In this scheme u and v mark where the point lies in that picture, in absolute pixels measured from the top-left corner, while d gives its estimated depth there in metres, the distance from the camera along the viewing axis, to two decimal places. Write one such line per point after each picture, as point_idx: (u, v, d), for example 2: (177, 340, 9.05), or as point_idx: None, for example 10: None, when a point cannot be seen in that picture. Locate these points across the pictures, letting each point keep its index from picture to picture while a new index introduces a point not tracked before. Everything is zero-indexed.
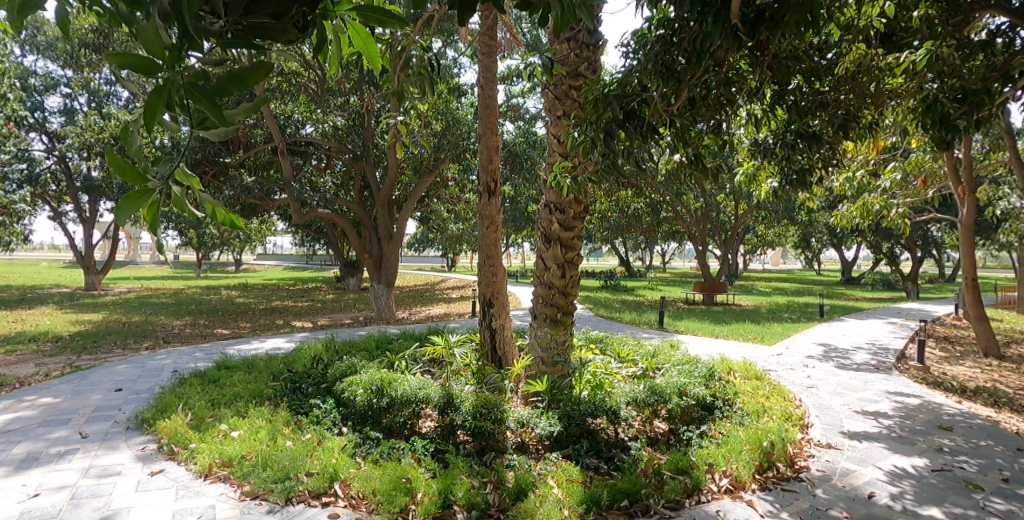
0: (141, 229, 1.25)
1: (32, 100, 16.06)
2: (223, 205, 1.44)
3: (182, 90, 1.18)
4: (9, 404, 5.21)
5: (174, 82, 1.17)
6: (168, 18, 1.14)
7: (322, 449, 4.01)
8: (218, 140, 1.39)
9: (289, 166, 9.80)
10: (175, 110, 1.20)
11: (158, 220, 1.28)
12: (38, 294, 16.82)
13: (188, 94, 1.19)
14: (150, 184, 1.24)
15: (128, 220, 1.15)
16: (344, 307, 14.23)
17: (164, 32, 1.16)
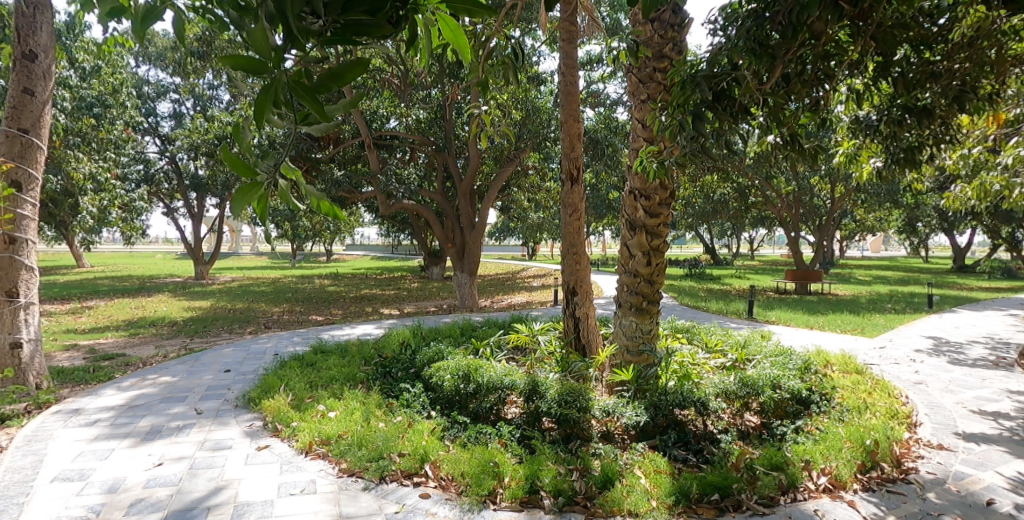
0: (254, 222, 1.34)
1: (146, 107, 17.53)
2: (324, 196, 1.50)
3: (288, 88, 1.24)
4: (135, 382, 5.76)
5: (281, 81, 1.23)
6: (273, 21, 1.19)
7: (413, 430, 4.15)
8: (318, 134, 1.45)
9: (376, 160, 10.16)
10: (281, 107, 1.27)
11: (267, 213, 1.36)
12: (156, 283, 18.50)
13: (293, 92, 1.25)
14: (259, 177, 1.33)
15: (241, 211, 1.24)
16: (429, 295, 14.66)
17: (271, 36, 1.21)
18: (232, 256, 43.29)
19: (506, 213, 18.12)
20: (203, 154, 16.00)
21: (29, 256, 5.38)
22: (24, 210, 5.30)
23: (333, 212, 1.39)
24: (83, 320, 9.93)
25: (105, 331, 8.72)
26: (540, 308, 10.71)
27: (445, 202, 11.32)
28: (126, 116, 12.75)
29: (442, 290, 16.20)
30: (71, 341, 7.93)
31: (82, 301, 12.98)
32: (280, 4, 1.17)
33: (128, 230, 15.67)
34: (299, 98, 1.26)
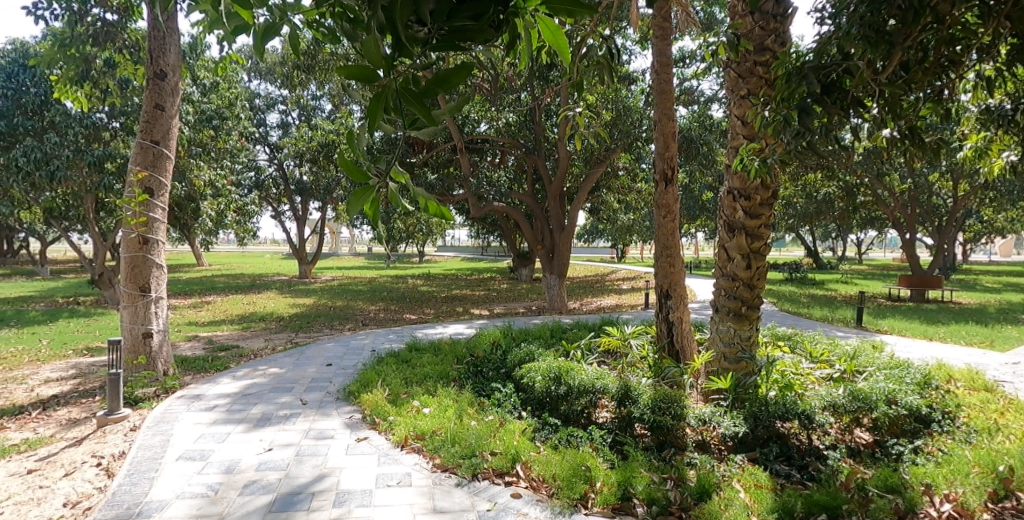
0: (365, 224, 1.39)
1: (257, 118, 18.95)
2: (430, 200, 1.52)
3: (397, 94, 1.27)
4: (248, 372, 6.24)
5: (390, 89, 1.27)
6: (384, 31, 1.24)
7: (505, 430, 4.21)
8: (426, 138, 1.46)
9: (468, 164, 10.42)
10: (390, 114, 1.30)
11: (378, 217, 1.39)
12: (265, 281, 19.94)
13: (401, 98, 1.28)
14: (372, 181, 1.37)
15: (356, 215, 1.28)
16: (517, 296, 14.84)
17: (381, 45, 1.26)
18: (331, 256, 45.93)
19: (594, 214, 17.97)
20: (307, 160, 17.07)
21: (159, 255, 5.95)
22: (155, 213, 5.88)
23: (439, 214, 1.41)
24: (204, 314, 10.87)
25: (222, 324, 9.51)
26: (630, 312, 10.53)
27: (534, 204, 11.40)
28: (241, 127, 13.85)
29: (530, 291, 16.31)
30: (194, 332, 8.72)
31: (202, 297, 14.25)
32: (390, 14, 1.21)
33: (242, 232, 17.02)
34: (407, 105, 1.29)
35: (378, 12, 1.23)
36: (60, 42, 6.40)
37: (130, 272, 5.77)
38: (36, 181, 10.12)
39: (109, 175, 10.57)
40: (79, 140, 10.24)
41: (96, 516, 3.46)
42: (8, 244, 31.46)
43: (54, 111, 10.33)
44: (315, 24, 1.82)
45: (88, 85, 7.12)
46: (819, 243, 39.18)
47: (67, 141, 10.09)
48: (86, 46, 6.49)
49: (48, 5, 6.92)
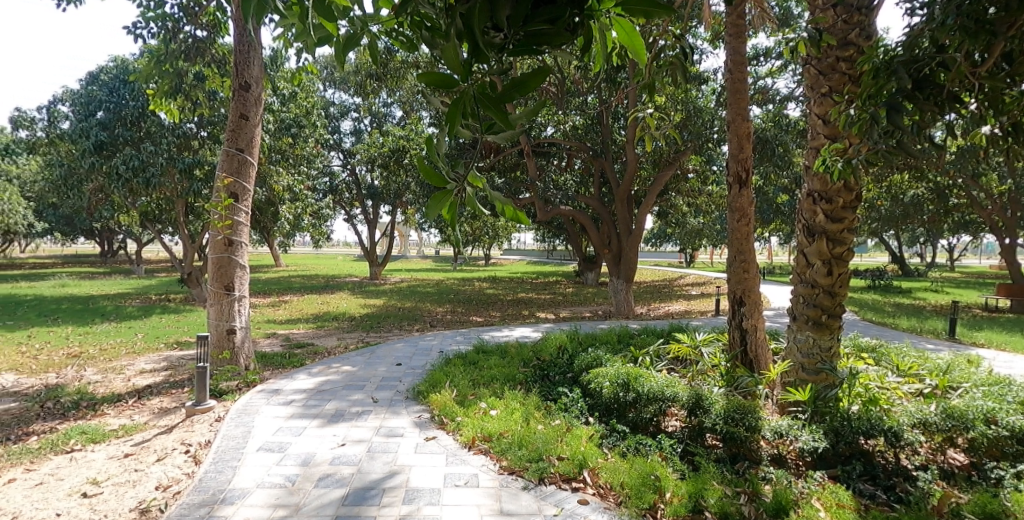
0: (443, 228, 1.39)
1: (331, 126, 19.77)
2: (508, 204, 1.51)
3: (475, 99, 1.26)
4: (323, 369, 6.50)
5: (469, 94, 1.26)
6: (463, 38, 1.24)
7: (572, 435, 4.21)
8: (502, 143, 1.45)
9: (535, 167, 10.57)
10: (468, 119, 1.29)
11: (455, 220, 1.40)
12: (338, 282, 20.73)
13: (479, 103, 1.26)
14: (449, 185, 1.37)
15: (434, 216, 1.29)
16: (583, 300, 14.78)
17: (460, 51, 1.26)
18: (400, 259, 47.23)
19: (662, 217, 17.60)
20: (378, 165, 17.63)
21: (242, 256, 6.30)
22: (239, 216, 6.24)
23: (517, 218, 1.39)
24: (282, 313, 11.42)
25: (299, 323, 9.96)
26: (699, 318, 10.26)
27: (601, 207, 11.32)
28: (317, 134, 14.48)
29: (595, 295, 16.17)
30: (274, 330, 9.19)
31: (281, 296, 14.99)
32: (470, 19, 1.22)
33: (317, 234, 17.79)
34: (485, 110, 1.27)
35: (458, 19, 1.24)
36: (156, 58, 6.93)
37: (217, 271, 6.15)
38: (134, 187, 10.97)
39: (198, 181, 11.31)
40: (171, 149, 11.01)
41: (186, 499, 3.70)
42: (109, 245, 34.22)
43: (150, 122, 11.17)
44: (393, 32, 1.86)
45: (181, 98, 7.66)
46: (906, 249, 36.74)
47: (161, 149, 10.89)
48: (178, 61, 6.97)
49: (146, 24, 7.50)
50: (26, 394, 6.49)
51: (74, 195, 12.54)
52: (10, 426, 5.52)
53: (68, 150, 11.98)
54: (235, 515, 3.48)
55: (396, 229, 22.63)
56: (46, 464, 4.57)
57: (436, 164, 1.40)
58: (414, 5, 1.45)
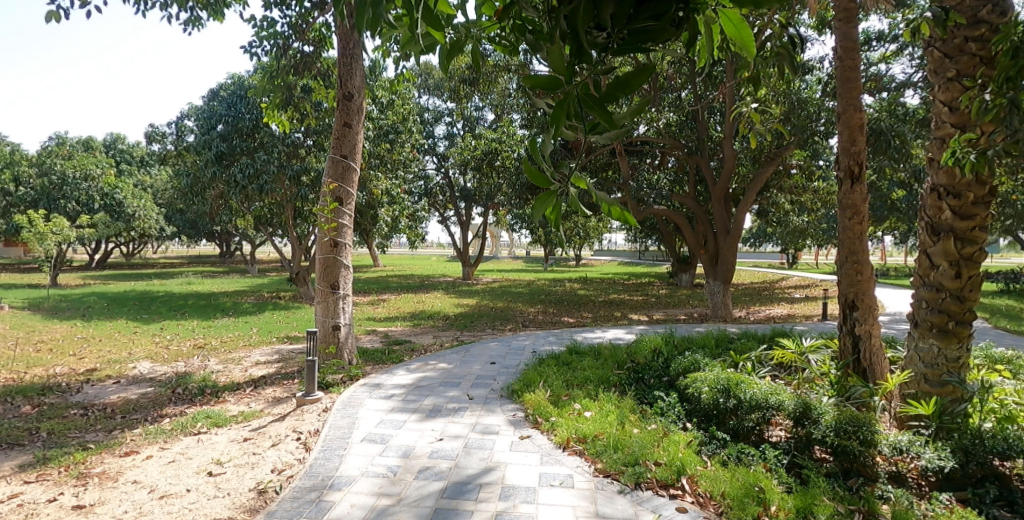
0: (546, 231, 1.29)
1: (426, 131, 20.49)
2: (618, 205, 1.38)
3: (579, 102, 1.14)
4: (421, 365, 6.77)
5: (572, 96, 1.14)
6: (565, 38, 1.13)
7: (669, 441, 4.14)
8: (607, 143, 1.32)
9: (627, 167, 10.54)
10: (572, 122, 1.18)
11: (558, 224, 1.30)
12: (432, 282, 21.46)
13: (583, 106, 1.14)
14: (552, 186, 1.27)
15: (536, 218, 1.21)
16: (677, 302, 14.38)
17: (564, 52, 1.14)
18: (490, 259, 48.18)
19: (761, 216, 16.80)
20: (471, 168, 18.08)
21: (346, 256, 6.66)
22: (343, 219, 6.60)
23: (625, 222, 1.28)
24: (382, 310, 11.99)
25: (398, 320, 10.42)
26: (803, 322, 9.71)
27: (696, 206, 10.98)
28: (414, 139, 15.07)
29: (689, 297, 15.69)
30: (374, 327, 9.67)
31: (379, 295, 15.75)
32: (572, 18, 1.10)
33: (413, 236, 18.52)
34: (590, 112, 1.15)
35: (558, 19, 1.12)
36: (270, 74, 7.51)
37: (324, 271, 6.55)
38: (250, 193, 11.95)
39: (305, 187, 12.11)
40: (282, 157, 11.90)
41: (298, 483, 3.97)
42: (228, 246, 37.45)
43: (263, 133, 12.11)
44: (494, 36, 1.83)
45: (292, 109, 8.25)
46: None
47: (273, 157, 11.80)
48: (289, 76, 7.53)
49: (260, 43, 8.14)
50: (161, 381, 7.23)
51: (199, 201, 13.83)
52: (148, 408, 6.17)
53: (194, 161, 13.24)
54: (343, 500, 3.69)
55: (487, 230, 23.07)
56: (177, 443, 5.06)
57: (540, 166, 1.32)
58: (517, 8, 1.37)
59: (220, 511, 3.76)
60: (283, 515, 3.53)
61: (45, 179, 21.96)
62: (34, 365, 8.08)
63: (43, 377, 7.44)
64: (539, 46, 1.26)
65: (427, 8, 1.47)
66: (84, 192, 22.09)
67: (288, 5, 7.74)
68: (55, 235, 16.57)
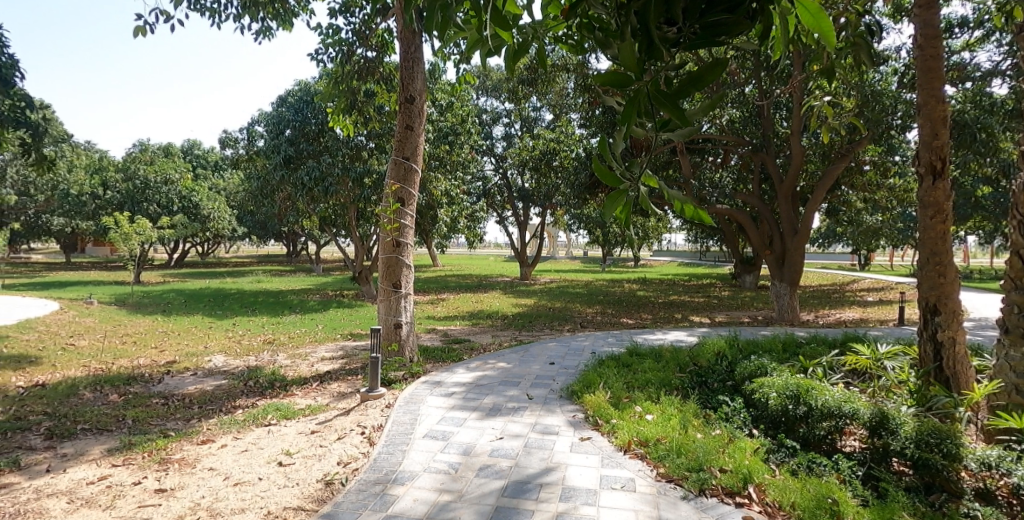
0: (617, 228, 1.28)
1: (484, 132, 20.68)
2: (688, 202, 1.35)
3: (650, 97, 1.13)
4: (481, 364, 6.85)
5: (643, 93, 1.14)
6: (636, 35, 1.13)
7: (735, 447, 4.02)
8: (680, 139, 1.31)
9: (687, 165, 10.30)
10: (643, 119, 1.17)
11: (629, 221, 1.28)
12: (489, 282, 21.62)
13: (655, 101, 1.13)
14: (623, 184, 1.26)
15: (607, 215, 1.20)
16: (741, 305, 13.94)
17: (635, 48, 1.14)
18: (548, 260, 48.07)
19: (832, 215, 16.03)
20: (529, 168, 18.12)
21: (408, 256, 6.81)
22: (405, 219, 6.73)
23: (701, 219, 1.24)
24: (442, 310, 12.18)
25: (458, 320, 10.56)
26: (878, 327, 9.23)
27: (761, 205, 10.61)
28: (473, 141, 15.23)
29: (754, 300, 15.15)
30: (434, 326, 9.83)
31: (438, 294, 16.00)
32: (643, 14, 1.11)
33: (471, 236, 18.73)
34: (661, 109, 1.14)
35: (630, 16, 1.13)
36: (336, 80, 7.79)
37: (387, 270, 6.72)
38: (316, 195, 12.41)
39: (367, 189, 12.46)
40: (345, 160, 12.32)
41: (363, 476, 4.09)
42: (295, 246, 39.00)
43: (328, 137, 12.54)
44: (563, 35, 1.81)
45: (355, 113, 8.49)
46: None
47: (337, 161, 12.23)
48: (352, 81, 7.79)
49: (326, 50, 8.44)
50: (234, 374, 7.60)
51: (269, 203, 14.46)
52: (222, 400, 6.50)
53: (263, 164, 13.86)
54: (406, 494, 3.77)
55: (545, 231, 23.03)
56: (249, 434, 5.31)
57: (610, 162, 1.30)
58: (584, 7, 1.35)
59: (289, 499, 3.92)
60: (349, 506, 3.65)
61: (129, 183, 23.53)
62: (121, 356, 8.67)
63: (128, 368, 7.97)
64: (608, 45, 1.26)
65: (496, 11, 1.49)
66: (164, 195, 23.53)
67: (352, 13, 7.98)
68: (138, 236, 17.73)
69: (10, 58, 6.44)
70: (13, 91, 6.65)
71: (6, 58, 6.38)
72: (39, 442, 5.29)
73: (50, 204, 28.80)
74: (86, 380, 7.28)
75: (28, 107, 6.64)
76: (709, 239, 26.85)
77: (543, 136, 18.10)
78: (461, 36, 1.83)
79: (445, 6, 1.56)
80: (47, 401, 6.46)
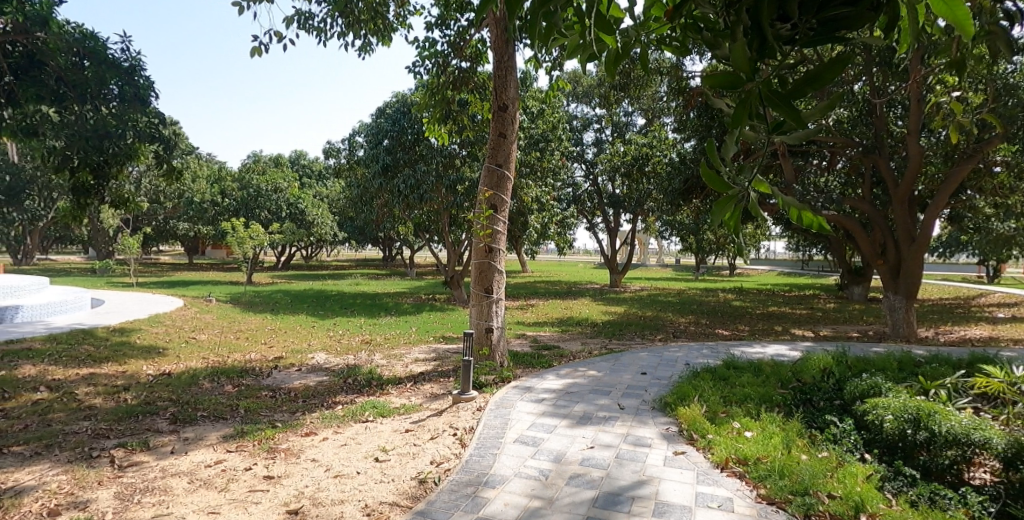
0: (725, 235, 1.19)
1: (575, 138, 20.65)
2: (806, 208, 1.23)
3: (761, 98, 1.06)
4: (571, 371, 6.82)
5: (755, 93, 1.07)
6: (749, 35, 1.05)
7: (845, 471, 3.75)
8: (796, 142, 1.19)
9: (789, 168, 9.76)
10: (754, 121, 1.11)
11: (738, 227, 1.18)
12: (577, 288, 21.51)
13: (767, 102, 1.06)
14: (732, 189, 1.16)
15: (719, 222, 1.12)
16: (849, 318, 12.97)
17: (747, 47, 1.04)
18: (639, 268, 47.07)
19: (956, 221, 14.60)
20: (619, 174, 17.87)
21: (500, 261, 6.91)
22: (498, 226, 6.87)
23: (818, 228, 1.14)
24: (532, 316, 12.28)
25: (547, 326, 10.59)
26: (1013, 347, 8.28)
27: (873, 211, 9.85)
28: (563, 147, 15.24)
29: (863, 313, 14.05)
30: (524, 331, 9.93)
31: (526, 300, 16.12)
32: (755, 12, 1.02)
33: (560, 242, 18.76)
34: (774, 109, 1.06)
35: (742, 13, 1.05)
36: (432, 91, 8.12)
37: (479, 275, 6.87)
38: (412, 201, 12.94)
39: (460, 196, 12.83)
40: (439, 168, 12.75)
41: (455, 477, 4.19)
42: (390, 251, 40.75)
43: (423, 146, 13.03)
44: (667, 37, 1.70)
45: (451, 123, 8.77)
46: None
47: (432, 169, 12.69)
48: (447, 91, 8.09)
49: (422, 62, 8.77)
50: (335, 371, 8.05)
51: (368, 209, 15.22)
52: (324, 395, 6.89)
53: (363, 173, 14.59)
54: (497, 498, 3.82)
55: (635, 237, 22.61)
56: (348, 429, 5.60)
57: (717, 167, 1.21)
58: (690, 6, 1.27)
59: (385, 494, 4.08)
60: (442, 506, 3.75)
61: (245, 192, 25.63)
62: (235, 351, 9.41)
63: (242, 362, 8.64)
64: (717, 46, 1.18)
65: (600, 16, 1.43)
66: (274, 202, 25.41)
67: (448, 25, 8.24)
68: (252, 240, 19.23)
69: (147, 80, 7.19)
70: (150, 111, 7.35)
71: (144, 80, 7.14)
72: (166, 425, 5.86)
73: (177, 210, 31.88)
74: (205, 371, 7.96)
75: (162, 124, 7.25)
76: (812, 247, 25.23)
77: (635, 141, 17.81)
78: (560, 43, 1.76)
79: (551, 15, 1.50)
80: (173, 389, 7.13)
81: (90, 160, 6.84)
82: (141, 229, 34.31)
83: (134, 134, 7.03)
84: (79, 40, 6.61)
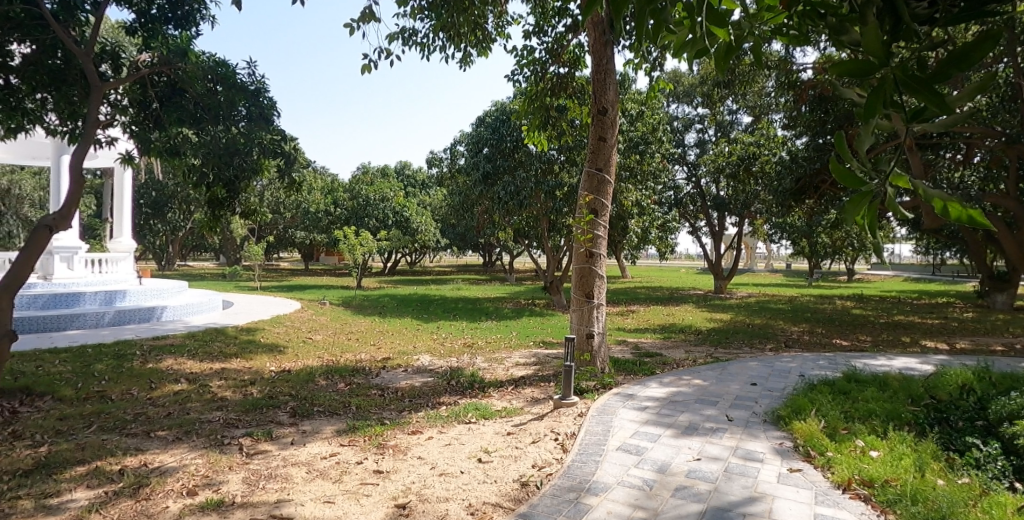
0: (859, 237, 1.09)
1: (676, 139, 20.10)
2: (956, 200, 0.99)
3: (897, 83, 0.95)
4: (674, 379, 6.64)
5: (889, 79, 0.96)
6: (882, 17, 1.00)
7: (990, 501, 3.39)
8: (942, 130, 1.07)
9: (917, 163, 8.91)
10: (890, 110, 0.99)
11: (875, 226, 1.07)
12: (680, 294, 20.84)
13: (903, 88, 0.95)
14: (868, 184, 1.06)
15: (853, 222, 1.04)
16: (992, 330, 11.60)
17: (879, 30, 0.96)
18: (747, 273, 44.85)
19: None
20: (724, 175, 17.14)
21: (601, 266, 6.87)
22: (598, 230, 6.84)
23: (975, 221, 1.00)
24: (632, 322, 12.08)
25: (648, 333, 10.36)
26: None
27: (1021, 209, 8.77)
28: (665, 149, 14.90)
29: (1010, 324, 12.50)
30: (625, 338, 9.78)
31: (627, 306, 15.87)
32: None
33: (660, 247, 18.31)
34: (912, 94, 0.94)
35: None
36: (532, 98, 8.26)
37: (580, 280, 6.88)
38: (512, 207, 13.21)
39: (560, 201, 12.94)
40: (538, 174, 12.93)
41: (558, 482, 4.22)
42: (490, 256, 41.76)
43: (522, 152, 13.21)
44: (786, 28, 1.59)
45: (550, 129, 8.86)
46: None
47: (531, 175, 12.89)
48: (546, 98, 8.21)
49: (521, 70, 8.93)
50: (439, 373, 8.35)
51: (469, 215, 15.69)
52: (429, 396, 7.19)
53: (464, 181, 15.07)
54: (600, 505, 3.80)
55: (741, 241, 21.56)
56: (452, 429, 5.80)
57: (850, 162, 1.11)
58: None
59: (488, 495, 4.19)
60: (545, 510, 3.80)
61: (355, 202, 27.33)
62: (348, 351, 10.03)
63: (354, 361, 9.22)
64: (844, 31, 1.11)
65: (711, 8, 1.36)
66: (382, 212, 26.93)
67: (545, 32, 8.36)
68: (362, 247, 20.44)
69: (270, 101, 7.90)
70: (274, 129, 8.00)
71: (269, 101, 7.89)
72: (287, 418, 6.38)
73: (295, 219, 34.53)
74: (322, 370, 8.56)
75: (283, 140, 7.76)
76: (946, 250, 22.80)
77: (741, 141, 17.05)
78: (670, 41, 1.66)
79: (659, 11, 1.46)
80: (293, 385, 7.74)
81: (222, 175, 7.60)
82: (265, 237, 37.53)
83: (259, 150, 7.72)
84: (213, 68, 7.32)
